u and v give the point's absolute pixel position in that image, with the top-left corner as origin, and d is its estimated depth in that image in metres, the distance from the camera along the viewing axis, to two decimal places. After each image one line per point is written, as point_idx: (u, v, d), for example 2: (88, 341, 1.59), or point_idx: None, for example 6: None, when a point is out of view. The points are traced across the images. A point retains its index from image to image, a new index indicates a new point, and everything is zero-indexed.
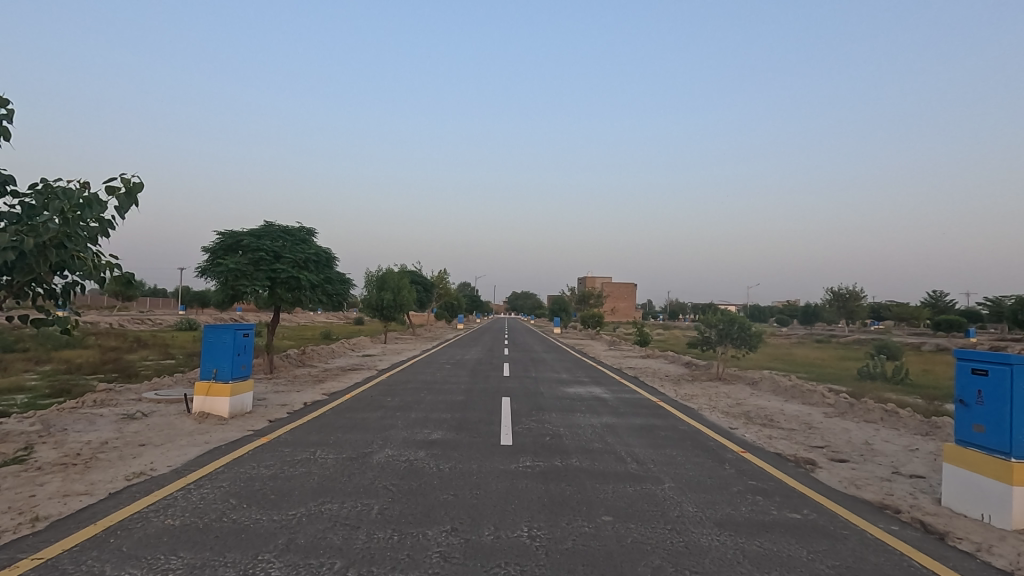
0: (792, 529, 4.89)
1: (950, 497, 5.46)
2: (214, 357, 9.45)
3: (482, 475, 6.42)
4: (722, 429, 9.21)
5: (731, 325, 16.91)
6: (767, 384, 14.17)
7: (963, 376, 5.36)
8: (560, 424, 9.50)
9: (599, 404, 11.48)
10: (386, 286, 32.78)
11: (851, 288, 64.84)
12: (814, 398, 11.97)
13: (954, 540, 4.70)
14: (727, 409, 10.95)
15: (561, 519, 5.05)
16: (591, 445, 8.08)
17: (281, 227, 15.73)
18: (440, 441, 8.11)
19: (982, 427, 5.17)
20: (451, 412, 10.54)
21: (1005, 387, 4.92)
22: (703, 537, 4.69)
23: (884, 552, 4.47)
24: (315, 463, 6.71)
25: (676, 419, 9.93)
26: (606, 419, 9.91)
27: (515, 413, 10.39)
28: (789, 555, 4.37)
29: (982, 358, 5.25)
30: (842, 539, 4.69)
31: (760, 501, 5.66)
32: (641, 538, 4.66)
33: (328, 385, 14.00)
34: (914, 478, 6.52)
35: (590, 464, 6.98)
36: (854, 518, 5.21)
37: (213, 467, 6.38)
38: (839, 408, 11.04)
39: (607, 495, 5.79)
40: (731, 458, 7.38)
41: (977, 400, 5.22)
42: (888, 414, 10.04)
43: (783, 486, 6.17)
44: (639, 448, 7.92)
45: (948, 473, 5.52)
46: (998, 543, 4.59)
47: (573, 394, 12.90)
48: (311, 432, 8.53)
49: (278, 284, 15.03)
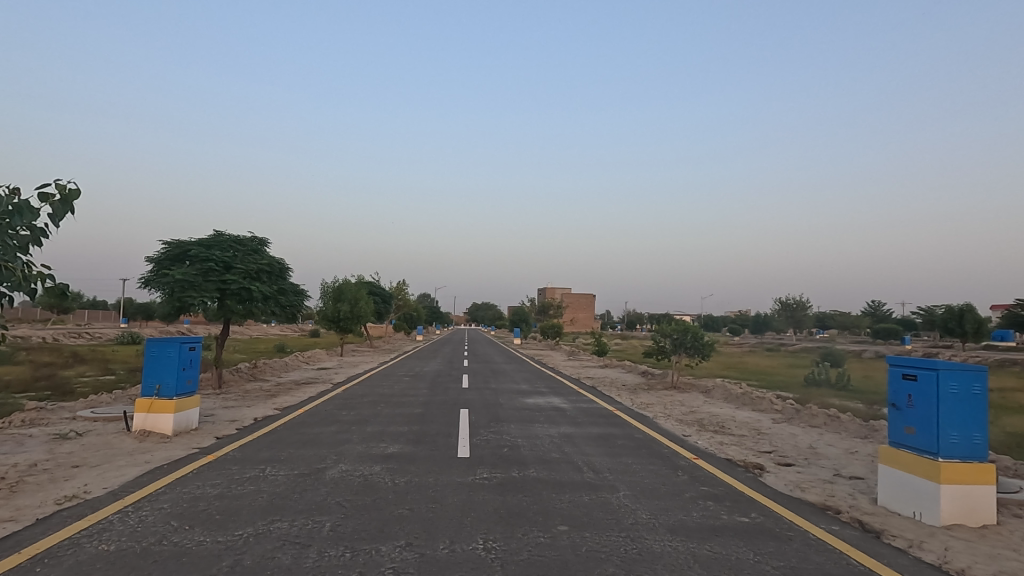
0: (740, 532, 5.06)
1: (886, 497, 5.74)
2: (157, 372, 9.03)
3: (439, 489, 6.35)
4: (675, 436, 9.43)
5: (685, 334, 17.37)
6: (719, 391, 14.61)
7: (896, 382, 5.69)
8: (519, 435, 9.51)
9: (558, 414, 11.50)
10: (343, 297, 32.06)
11: (798, 298, 68.72)
12: (763, 405, 12.41)
13: (889, 537, 4.96)
14: (681, 417, 11.23)
15: (517, 531, 5.04)
16: (549, 455, 8.12)
17: (233, 236, 15.27)
18: (397, 455, 7.99)
19: (913, 429, 5.48)
20: (408, 425, 10.40)
21: (933, 391, 5.24)
22: (656, 543, 4.78)
23: (825, 551, 4.66)
24: (265, 481, 6.48)
25: (632, 427, 10.10)
26: (564, 429, 9.98)
27: (474, 425, 10.36)
28: (738, 558, 4.50)
29: (913, 363, 5.58)
30: (787, 540, 4.86)
31: (711, 506, 5.82)
32: (595, 547, 4.70)
33: (280, 400, 13.52)
34: (854, 480, 6.84)
35: (546, 475, 6.99)
36: (797, 519, 5.43)
37: (154, 488, 6.08)
38: (786, 414, 11.48)
39: (563, 505, 5.82)
40: (684, 465, 7.56)
41: (908, 403, 5.54)
42: (831, 419, 10.52)
43: (732, 491, 6.37)
44: (596, 457, 8.00)
45: (883, 475, 5.80)
46: (928, 539, 4.87)
47: (533, 404, 12.92)
48: (261, 449, 8.23)
49: (228, 295, 14.49)
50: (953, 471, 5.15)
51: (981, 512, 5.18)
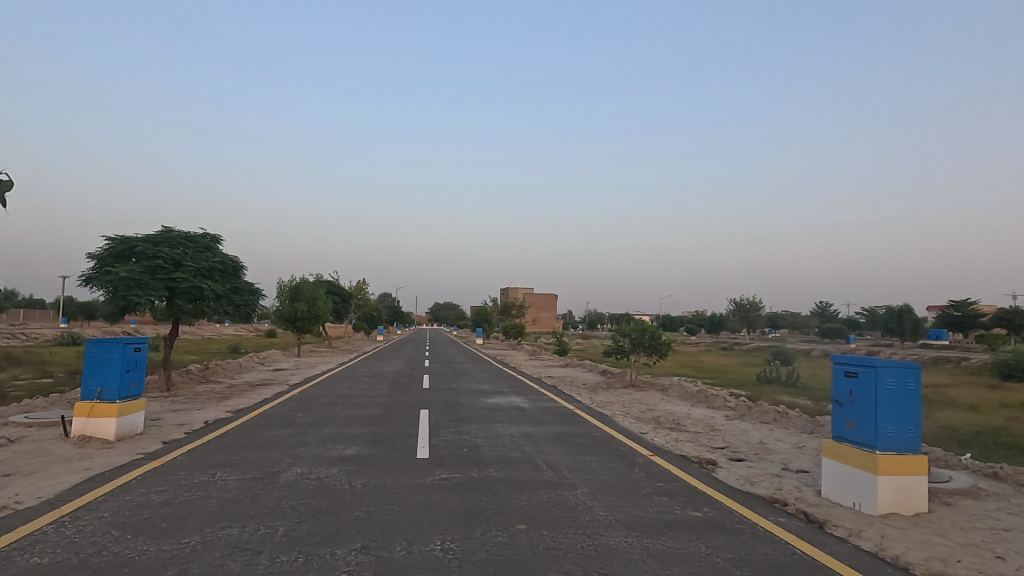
0: (692, 526, 5.20)
1: (829, 489, 6.01)
2: (99, 374, 8.60)
3: (397, 490, 6.28)
4: (632, 434, 9.61)
5: (644, 334, 17.72)
6: (676, 389, 14.98)
7: (839, 379, 5.98)
8: (480, 434, 9.50)
9: (518, 414, 11.54)
10: (300, 296, 31.26)
11: (751, 299, 71.19)
12: (717, 402, 12.79)
13: (831, 527, 5.20)
14: (639, 415, 11.46)
15: (475, 530, 5.04)
16: (509, 454, 8.15)
17: (183, 233, 14.69)
18: (355, 457, 7.86)
19: (853, 423, 5.76)
20: (366, 426, 10.24)
21: (871, 387, 5.52)
22: (612, 539, 4.86)
23: (772, 542, 4.85)
24: (215, 486, 6.27)
25: (591, 426, 10.24)
26: (524, 428, 10.03)
27: (434, 425, 10.29)
28: (690, 551, 4.63)
29: (854, 361, 5.87)
30: (737, 533, 5.03)
31: (666, 501, 5.97)
32: (553, 544, 4.75)
33: (233, 402, 13.09)
34: (800, 473, 7.14)
35: (506, 474, 7.02)
36: (746, 512, 5.63)
37: (94, 496, 5.79)
38: (738, 411, 11.87)
39: (521, 504, 5.85)
40: (641, 462, 7.71)
41: (849, 399, 5.83)
42: (780, 415, 10.94)
43: (686, 486, 6.54)
44: (555, 456, 8.08)
45: (826, 468, 6.08)
46: (867, 528, 5.12)
47: (494, 404, 12.93)
48: (211, 453, 7.95)
49: (177, 294, 13.92)
50: (889, 463, 5.44)
51: (915, 501, 5.49)
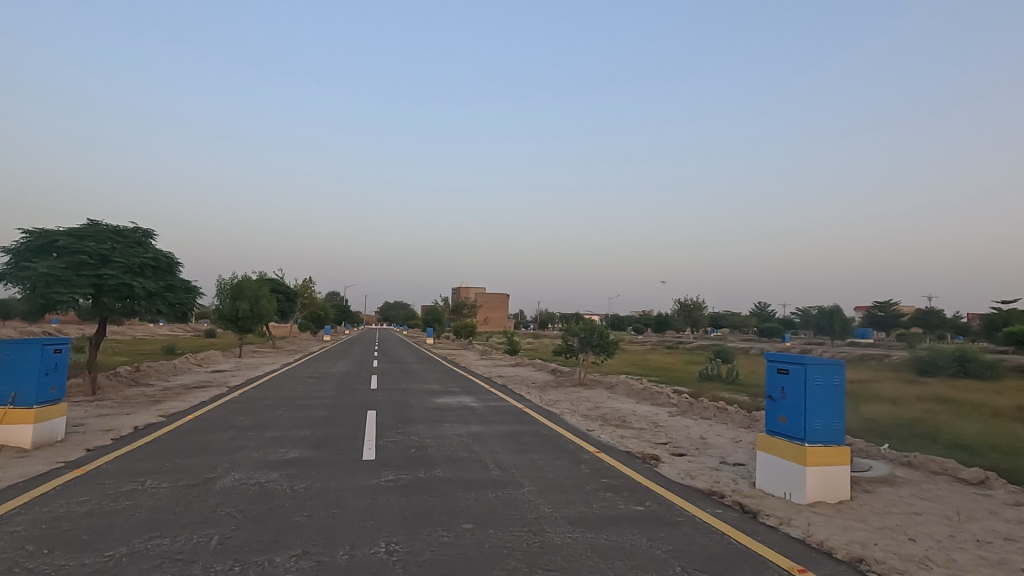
0: (635, 521, 5.34)
1: (762, 481, 6.31)
2: (13, 378, 7.97)
3: (341, 493, 6.14)
4: (580, 431, 9.78)
5: (592, 334, 18.03)
6: (622, 387, 15.33)
7: (772, 375, 6.28)
8: (428, 435, 9.42)
9: (467, 413, 11.51)
10: (242, 295, 29.99)
11: (694, 299, 73.85)
12: (661, 399, 13.19)
13: (764, 516, 5.46)
14: (586, 412, 11.66)
15: (421, 531, 5.00)
16: (457, 454, 8.12)
17: (111, 227, 13.81)
18: (298, 460, 7.63)
19: (785, 418, 6.07)
20: (311, 429, 9.95)
21: (801, 383, 5.84)
22: (557, 536, 4.93)
23: (710, 532, 5.05)
24: (145, 495, 5.94)
25: (539, 424, 10.34)
26: (473, 428, 10.02)
27: (381, 426, 10.12)
28: (631, 545, 4.75)
29: (786, 359, 6.19)
30: (677, 526, 5.20)
31: (610, 497, 6.10)
32: (499, 542, 4.77)
33: (166, 406, 12.42)
34: (737, 466, 7.46)
35: (454, 474, 6.99)
36: (686, 505, 5.83)
37: (6, 509, 5.37)
38: (681, 407, 12.28)
39: (468, 503, 5.85)
40: (587, 458, 7.86)
41: (782, 395, 6.14)
42: (720, 410, 11.40)
43: (629, 482, 6.71)
44: (503, 455, 8.11)
45: (760, 460, 6.37)
46: (796, 517, 5.41)
47: (443, 404, 12.84)
48: (141, 460, 7.52)
49: (104, 292, 13.08)
50: (816, 455, 5.76)
51: (839, 490, 5.85)
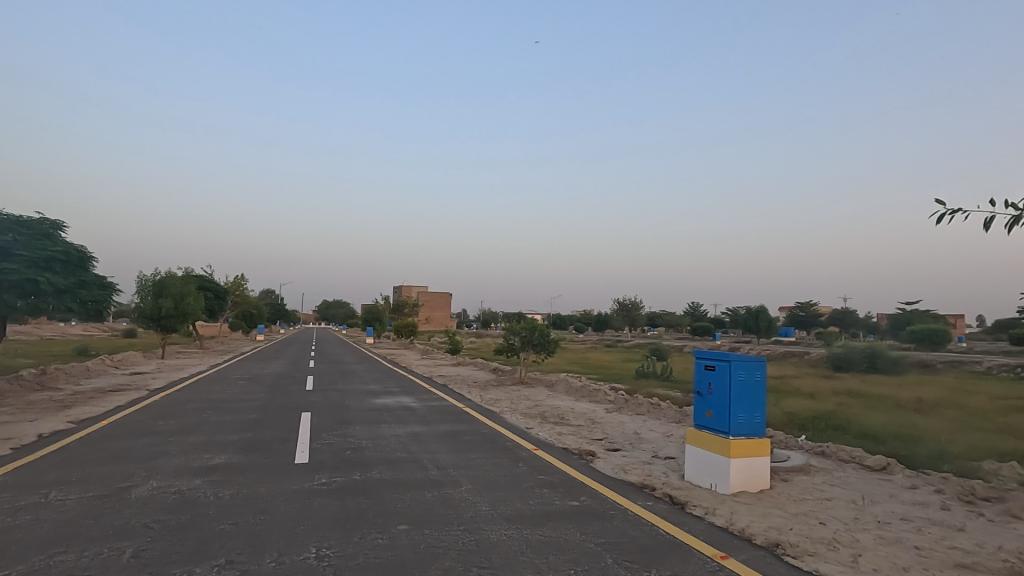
0: (570, 515, 5.46)
1: (691, 473, 6.60)
2: None
3: (270, 499, 5.90)
4: (519, 429, 9.87)
5: (533, 332, 18.22)
6: (562, 385, 15.61)
7: (700, 372, 6.59)
8: (365, 436, 9.22)
9: (406, 413, 11.36)
10: (166, 292, 28.23)
11: (632, 299, 76.29)
12: (598, 396, 13.52)
13: (691, 507, 5.72)
14: (526, 410, 11.78)
15: (354, 535, 4.88)
16: (395, 455, 8.00)
17: (13, 217, 12.66)
18: (224, 466, 7.28)
19: (712, 412, 6.38)
20: (240, 433, 9.51)
21: (726, 379, 6.16)
22: (493, 533, 4.96)
23: (641, 524, 5.22)
24: (49, 508, 5.48)
25: (479, 423, 10.36)
26: (412, 428, 9.89)
27: (316, 428, 9.81)
28: (566, 539, 4.85)
29: (712, 356, 6.50)
30: (610, 519, 5.35)
31: (546, 493, 6.20)
32: (434, 542, 4.74)
33: (77, 411, 11.52)
34: (668, 460, 7.77)
35: (390, 475, 6.88)
36: (619, 498, 6.00)
37: None
38: (617, 404, 12.64)
39: (404, 504, 5.77)
40: (525, 456, 7.95)
41: (709, 390, 6.44)
42: (654, 406, 11.82)
43: (566, 477, 6.84)
44: (442, 454, 8.06)
45: (689, 453, 6.66)
46: (720, 506, 5.70)
47: (382, 404, 12.61)
48: (45, 470, 6.93)
49: (4, 288, 11.96)
50: (740, 447, 6.08)
51: (759, 479, 6.20)
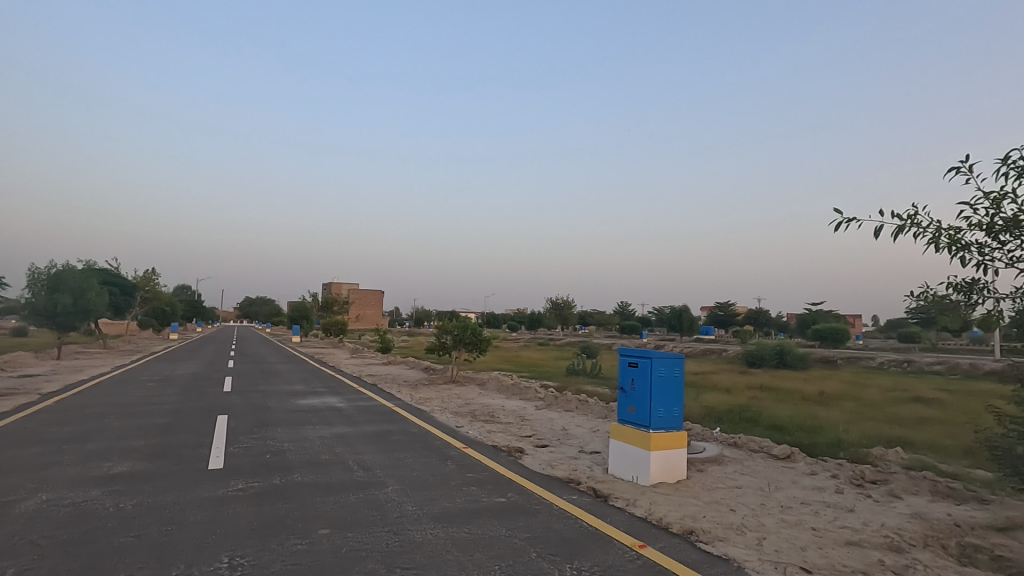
0: (497, 512, 5.49)
1: (614, 466, 6.82)
2: None
3: (179, 508, 5.54)
4: (449, 428, 9.82)
5: (465, 331, 18.16)
6: (493, 383, 15.67)
7: (623, 368, 6.83)
8: (287, 438, 8.84)
9: (332, 414, 10.99)
10: (62, 286, 25.74)
11: (564, 298, 77.84)
12: (529, 393, 13.69)
13: (613, 499, 5.91)
14: (456, 409, 11.73)
15: (271, 542, 4.68)
16: (318, 457, 7.73)
17: None
18: (127, 474, 6.74)
19: (634, 407, 6.63)
20: (146, 438, 8.84)
21: (647, 375, 6.42)
22: (419, 533, 4.91)
23: (565, 518, 5.35)
24: None
25: (408, 422, 10.21)
26: (338, 429, 9.59)
27: (233, 431, 9.30)
28: (492, 535, 4.88)
29: (635, 353, 6.75)
30: (535, 514, 5.44)
31: (474, 491, 6.21)
32: (356, 545, 4.63)
33: None
34: (593, 454, 7.99)
35: (313, 478, 6.65)
36: (545, 493, 6.11)
37: None
38: (547, 401, 12.85)
39: (327, 508, 5.59)
40: (453, 454, 7.92)
41: (631, 386, 6.69)
42: (581, 402, 12.12)
43: (494, 475, 6.88)
44: (368, 455, 7.88)
45: (613, 447, 6.88)
46: (641, 498, 5.93)
47: (306, 405, 12.14)
48: None
49: None
50: (660, 440, 6.36)
51: (677, 470, 6.51)
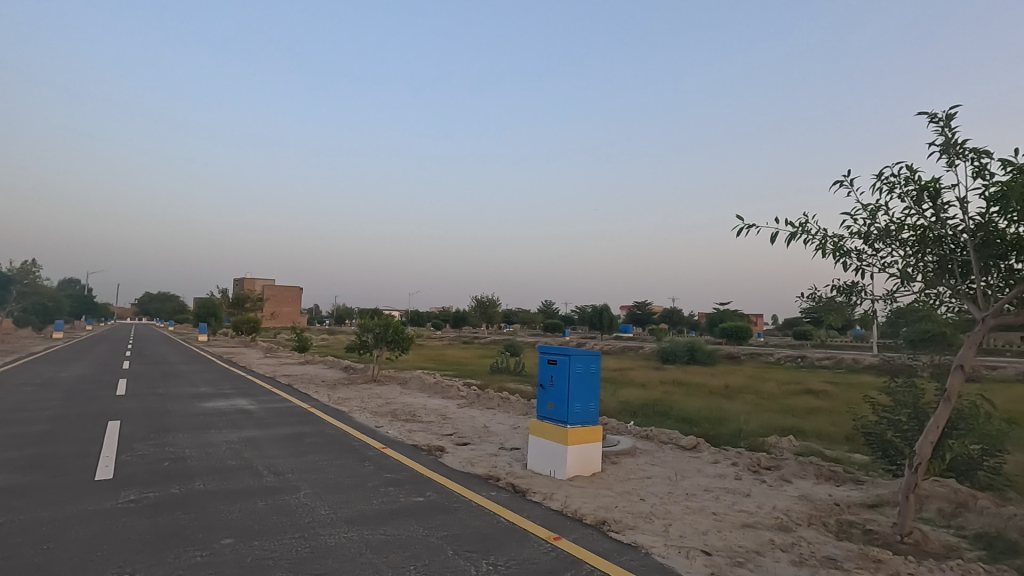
0: (414, 512, 5.43)
1: (533, 462, 6.94)
2: None
3: (59, 523, 5.02)
4: (367, 428, 9.58)
5: (386, 329, 17.73)
6: (415, 382, 15.45)
7: (543, 365, 6.97)
8: (189, 444, 8.25)
9: (241, 417, 10.38)
10: None
11: (489, 297, 78.16)
12: (451, 392, 13.63)
13: (531, 494, 6.02)
14: (376, 409, 11.46)
15: (166, 555, 4.35)
16: (224, 463, 7.29)
17: None
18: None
19: (553, 404, 6.77)
20: (21, 448, 7.93)
21: (566, 372, 6.59)
22: (332, 537, 4.76)
23: (483, 514, 5.38)
24: None
25: (324, 424, 9.85)
26: (247, 433, 9.08)
27: (127, 438, 8.55)
28: (408, 536, 4.82)
29: (554, 350, 6.91)
30: (453, 512, 5.43)
31: (391, 491, 6.10)
32: (263, 554, 4.41)
33: None
34: (513, 451, 8.10)
35: (217, 486, 6.25)
36: (464, 491, 6.11)
37: None
38: (469, 399, 12.84)
39: (231, 516, 5.28)
40: (372, 455, 7.73)
41: (550, 383, 6.84)
42: (503, 400, 12.23)
43: (413, 474, 6.79)
44: (280, 459, 7.52)
45: (532, 444, 7.00)
46: (558, 491, 6.09)
47: (212, 408, 11.38)
48: None
49: None
50: (577, 435, 6.55)
51: (592, 464, 6.73)
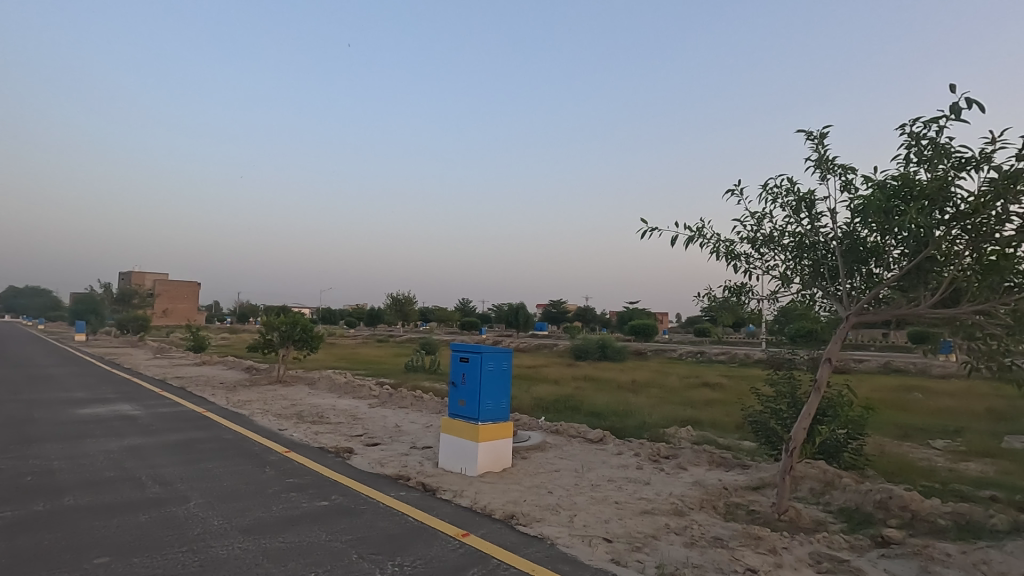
0: (318, 516, 5.23)
1: (444, 460, 6.91)
2: None
3: None
4: (270, 432, 9.08)
5: (294, 327, 16.88)
6: (325, 382, 14.86)
7: (455, 363, 6.96)
8: (59, 455, 7.41)
9: (124, 424, 9.47)
10: None
11: (405, 295, 76.77)
12: (363, 391, 13.25)
13: (441, 492, 6.00)
14: (280, 411, 10.89)
15: None
16: (102, 474, 6.62)
17: None
18: None
19: (464, 401, 6.78)
20: None
21: (478, 369, 6.62)
22: (224, 549, 4.47)
23: (390, 515, 5.28)
24: None
25: (221, 428, 9.22)
26: (131, 441, 8.30)
27: None
28: (309, 542, 4.63)
29: (467, 348, 6.92)
30: (359, 514, 5.28)
31: (294, 496, 5.84)
32: (144, 571, 4.06)
33: None
34: (425, 449, 8.02)
35: (92, 500, 5.67)
36: (371, 493, 5.96)
37: None
38: (381, 398, 12.55)
39: (107, 533, 4.80)
40: (273, 460, 7.35)
41: (462, 380, 6.84)
42: (417, 399, 12.07)
43: (318, 478, 6.53)
44: (169, 467, 6.95)
45: (443, 442, 6.96)
46: (468, 488, 6.10)
47: (89, 415, 10.28)
48: None
49: None
50: (488, 431, 6.60)
51: (502, 459, 6.81)
